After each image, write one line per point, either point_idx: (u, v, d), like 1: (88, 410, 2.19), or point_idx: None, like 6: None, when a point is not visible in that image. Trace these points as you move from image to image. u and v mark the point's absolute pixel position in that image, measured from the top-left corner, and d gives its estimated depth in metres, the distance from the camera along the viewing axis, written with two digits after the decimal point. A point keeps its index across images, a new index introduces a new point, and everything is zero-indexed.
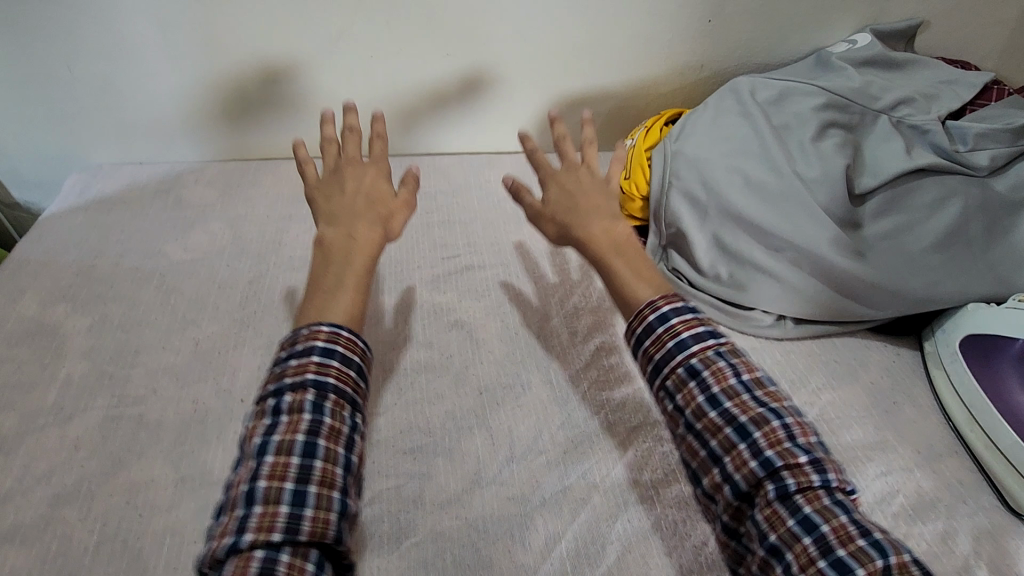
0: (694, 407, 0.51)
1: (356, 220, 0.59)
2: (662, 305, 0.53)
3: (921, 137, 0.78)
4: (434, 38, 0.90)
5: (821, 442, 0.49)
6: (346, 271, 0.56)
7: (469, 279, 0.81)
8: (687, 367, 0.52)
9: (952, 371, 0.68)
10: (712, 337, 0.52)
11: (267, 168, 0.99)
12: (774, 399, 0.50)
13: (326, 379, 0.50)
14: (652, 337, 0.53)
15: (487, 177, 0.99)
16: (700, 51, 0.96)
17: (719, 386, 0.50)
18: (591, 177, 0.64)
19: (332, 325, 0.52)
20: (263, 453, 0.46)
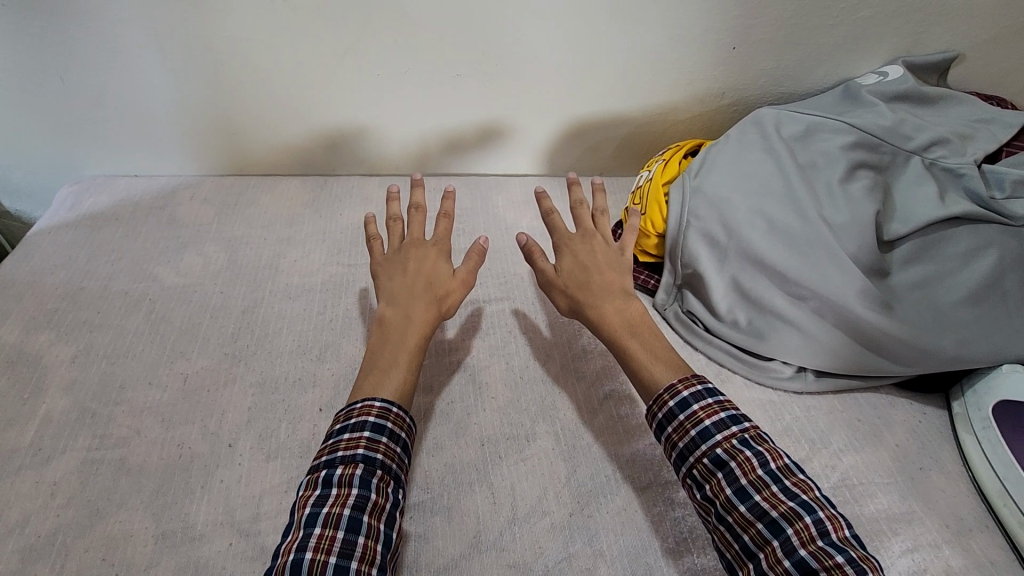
0: (723, 500, 0.52)
1: (414, 300, 0.65)
2: (681, 390, 0.57)
3: (953, 181, 0.75)
4: (448, 58, 0.86)
5: (854, 537, 0.50)
6: (398, 351, 0.62)
7: (475, 314, 0.78)
8: (716, 454, 0.54)
9: (984, 439, 0.64)
10: (734, 422, 0.55)
11: (269, 186, 0.96)
12: (803, 491, 0.51)
13: (375, 455, 0.54)
14: (675, 423, 0.57)
15: (495, 202, 0.95)
16: (722, 78, 0.92)
17: (747, 477, 0.52)
18: (606, 243, 0.71)
19: (385, 402, 0.57)
20: (313, 523, 0.49)
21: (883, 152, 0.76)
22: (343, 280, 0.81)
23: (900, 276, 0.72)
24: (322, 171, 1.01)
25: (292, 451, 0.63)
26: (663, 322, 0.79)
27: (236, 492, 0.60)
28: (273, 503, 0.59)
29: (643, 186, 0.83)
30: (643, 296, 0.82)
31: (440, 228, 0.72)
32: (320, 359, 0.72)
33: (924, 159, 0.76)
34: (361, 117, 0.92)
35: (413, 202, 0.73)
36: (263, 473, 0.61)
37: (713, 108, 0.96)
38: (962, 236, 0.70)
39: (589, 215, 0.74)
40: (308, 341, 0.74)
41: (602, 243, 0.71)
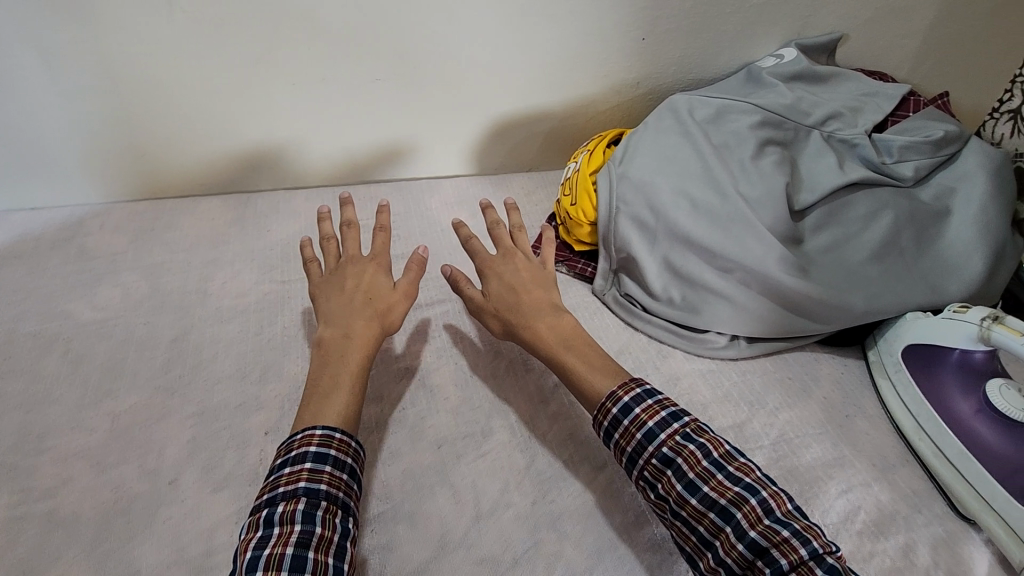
0: (675, 496, 0.54)
1: (353, 319, 0.64)
2: (621, 396, 0.59)
3: (851, 151, 0.82)
4: (367, 65, 0.85)
5: (798, 509, 0.52)
6: (340, 372, 0.60)
7: (420, 318, 0.77)
8: (661, 454, 0.56)
9: (897, 381, 0.70)
10: (673, 418, 0.57)
11: (189, 208, 0.91)
12: (746, 475, 0.53)
13: (318, 485, 0.51)
14: (620, 429, 0.58)
15: (429, 205, 0.95)
16: (636, 69, 0.96)
17: (693, 471, 0.54)
18: (529, 260, 0.72)
19: (325, 429, 0.55)
20: (253, 568, 0.47)
21: (785, 129, 0.82)
22: (278, 298, 0.79)
23: (812, 242, 0.78)
24: (243, 189, 0.96)
25: (241, 479, 0.60)
26: (604, 306, 0.82)
27: (184, 530, 0.56)
28: (226, 534, 0.57)
29: (572, 176, 0.85)
30: (583, 284, 0.84)
31: (376, 243, 0.71)
32: (262, 381, 0.69)
33: (823, 134, 0.83)
34: (279, 129, 0.89)
35: (346, 220, 0.72)
36: (211, 506, 0.58)
37: (630, 99, 1.00)
38: (859, 201, 0.78)
39: (508, 234, 0.75)
40: (247, 364, 0.71)
41: (524, 261, 0.72)
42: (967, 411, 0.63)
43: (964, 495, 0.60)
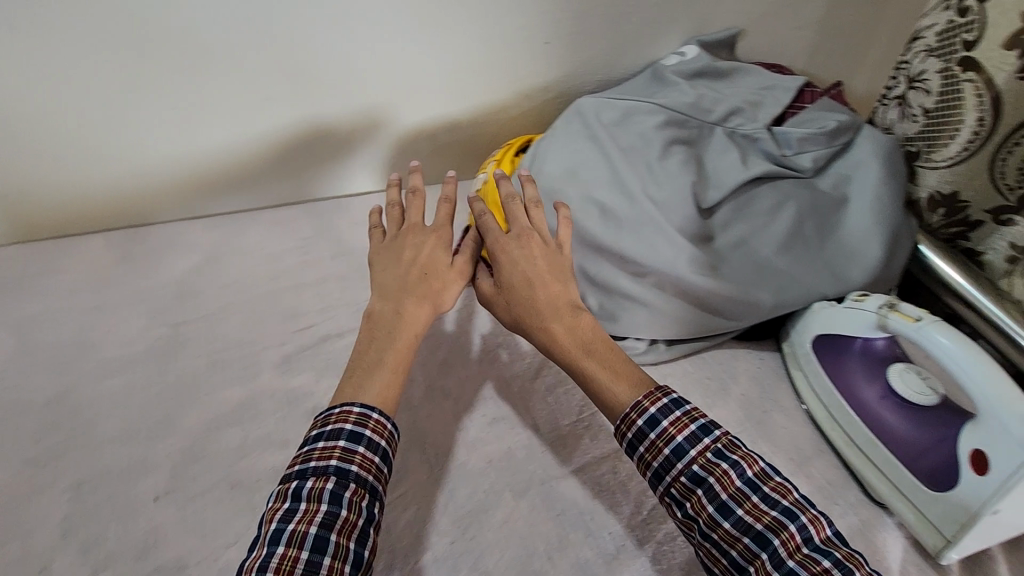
0: (705, 517, 0.51)
1: (405, 294, 0.62)
2: (647, 407, 0.55)
3: (751, 146, 0.82)
4: (255, 82, 0.80)
5: (837, 535, 0.50)
6: (392, 348, 0.59)
7: (328, 352, 0.72)
8: (689, 472, 0.52)
9: (809, 373, 0.71)
10: (702, 431, 0.53)
11: (65, 247, 0.82)
12: (783, 496, 0.50)
13: (349, 467, 0.50)
14: (647, 441, 0.54)
15: (338, 225, 0.90)
16: (542, 73, 0.94)
17: (727, 491, 0.51)
18: (547, 244, 0.67)
19: (363, 408, 0.53)
20: (276, 541, 0.46)
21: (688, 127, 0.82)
22: (170, 342, 0.72)
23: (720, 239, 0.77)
24: (130, 222, 0.88)
25: (127, 555, 0.55)
26: None
27: None
28: None
29: (480, 190, 0.83)
30: None
31: (441, 213, 0.70)
32: (152, 439, 0.63)
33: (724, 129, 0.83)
34: (165, 154, 0.83)
35: (410, 185, 0.71)
36: None
37: (539, 104, 0.98)
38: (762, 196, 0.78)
39: (524, 211, 0.69)
40: (134, 422, 0.64)
41: (538, 246, 0.66)
42: (873, 398, 0.65)
43: (876, 482, 0.61)
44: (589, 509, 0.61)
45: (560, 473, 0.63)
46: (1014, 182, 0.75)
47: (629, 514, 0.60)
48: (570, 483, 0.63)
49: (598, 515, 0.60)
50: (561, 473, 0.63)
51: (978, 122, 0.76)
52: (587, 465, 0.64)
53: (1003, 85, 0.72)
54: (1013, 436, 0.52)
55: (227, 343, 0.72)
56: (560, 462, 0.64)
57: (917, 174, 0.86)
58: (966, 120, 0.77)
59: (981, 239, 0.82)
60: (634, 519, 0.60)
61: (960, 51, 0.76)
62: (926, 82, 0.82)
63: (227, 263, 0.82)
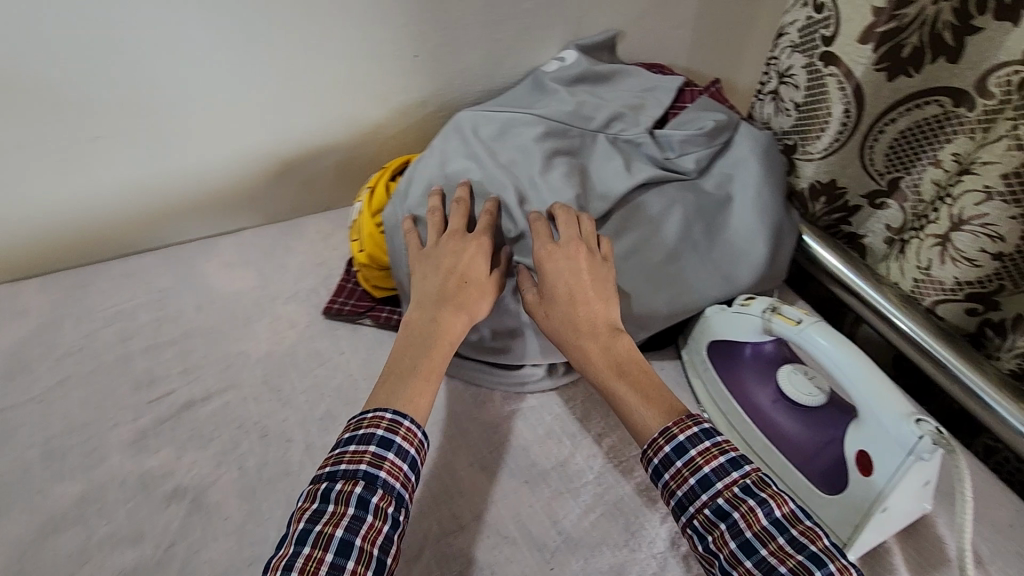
0: (727, 553, 0.49)
1: (441, 307, 0.63)
2: (675, 433, 0.54)
3: (634, 152, 0.81)
4: (86, 123, 0.73)
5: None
6: (429, 361, 0.60)
7: (190, 421, 0.64)
8: (715, 502, 0.51)
9: (708, 381, 0.70)
10: (731, 463, 0.53)
11: None
12: (810, 538, 0.48)
13: (378, 472, 0.51)
14: (673, 469, 0.54)
15: (204, 268, 0.81)
16: (417, 88, 0.89)
17: (751, 529, 0.49)
18: (591, 259, 0.66)
19: (395, 415, 0.55)
20: (303, 541, 0.47)
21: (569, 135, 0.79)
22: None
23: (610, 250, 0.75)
24: None
25: None
26: None
27: None
28: None
29: (356, 222, 0.77)
30: (390, 334, 0.75)
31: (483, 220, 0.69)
32: None
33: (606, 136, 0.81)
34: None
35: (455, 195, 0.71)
36: None
37: (420, 118, 0.93)
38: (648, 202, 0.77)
39: (572, 225, 0.68)
40: None
41: (589, 260, 0.65)
42: (766, 402, 0.64)
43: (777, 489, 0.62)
44: (488, 562, 0.57)
45: (457, 525, 0.59)
46: (882, 168, 0.78)
47: (532, 559, 0.57)
48: (467, 534, 0.58)
49: (497, 567, 0.56)
50: (457, 524, 0.59)
51: (844, 114, 0.77)
52: (486, 512, 0.60)
53: (862, 77, 0.73)
54: (892, 435, 0.52)
55: (69, 425, 0.63)
56: (456, 512, 0.60)
57: (796, 166, 0.87)
58: (834, 112, 0.78)
59: (861, 222, 0.85)
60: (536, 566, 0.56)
61: (820, 47, 0.77)
62: (794, 77, 0.82)
63: (70, 328, 0.72)
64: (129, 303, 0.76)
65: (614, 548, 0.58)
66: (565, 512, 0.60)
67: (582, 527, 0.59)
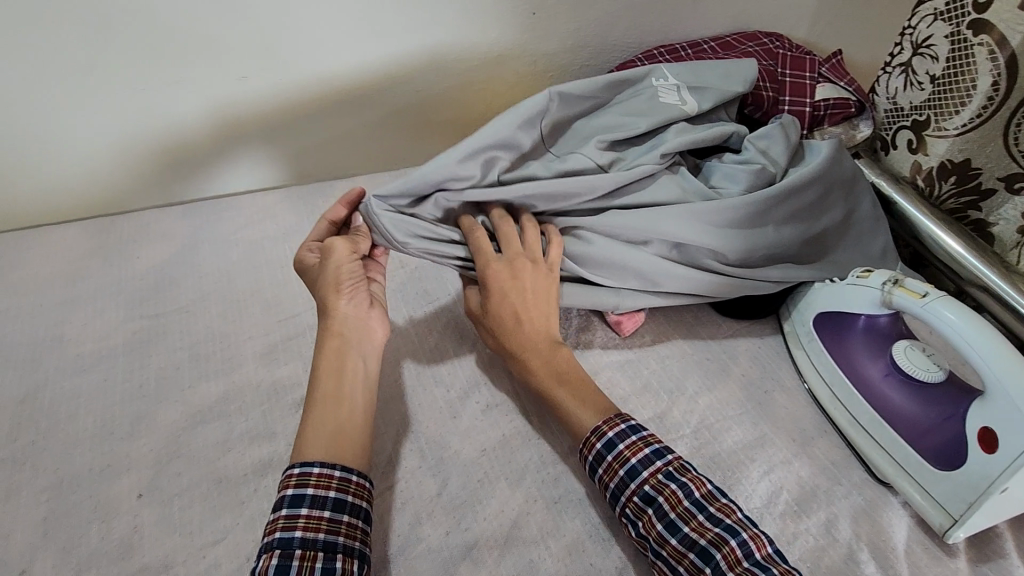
0: (655, 535, 0.52)
1: (340, 343, 0.60)
2: (606, 432, 0.57)
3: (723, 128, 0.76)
4: (225, 63, 0.76)
5: (777, 553, 0.51)
6: (326, 397, 0.57)
7: (312, 341, 0.70)
8: (632, 489, 0.54)
9: (812, 352, 0.69)
10: (653, 452, 0.55)
11: (33, 240, 0.79)
12: (722, 513, 0.52)
13: (292, 533, 0.49)
14: (604, 463, 0.56)
15: (321, 208, 0.87)
16: (529, 46, 0.91)
17: (675, 510, 0.52)
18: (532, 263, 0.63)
19: (302, 467, 0.52)
20: None
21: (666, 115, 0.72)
22: (149, 336, 0.69)
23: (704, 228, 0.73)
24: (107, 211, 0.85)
25: (108, 556, 0.53)
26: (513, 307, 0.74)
27: None
28: None
29: None
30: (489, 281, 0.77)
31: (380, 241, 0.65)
32: (130, 436, 0.61)
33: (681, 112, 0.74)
34: (128, 143, 0.79)
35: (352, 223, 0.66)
36: None
37: (526, 77, 0.95)
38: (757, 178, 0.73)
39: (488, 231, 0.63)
40: (112, 418, 0.62)
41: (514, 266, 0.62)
42: (874, 375, 0.64)
43: (883, 463, 0.60)
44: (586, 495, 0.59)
45: (556, 459, 0.62)
46: None
47: None
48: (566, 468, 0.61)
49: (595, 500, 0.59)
50: (556, 458, 0.62)
51: (991, 88, 0.72)
52: None
53: (1018, 46, 0.68)
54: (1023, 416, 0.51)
55: (208, 335, 0.70)
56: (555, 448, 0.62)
57: (926, 143, 0.82)
58: (980, 84, 0.73)
59: (993, 208, 0.78)
60: None
61: (971, 14, 0.72)
62: (933, 48, 0.78)
63: (205, 252, 0.80)
64: (254, 234, 0.82)
65: None
66: None
67: None
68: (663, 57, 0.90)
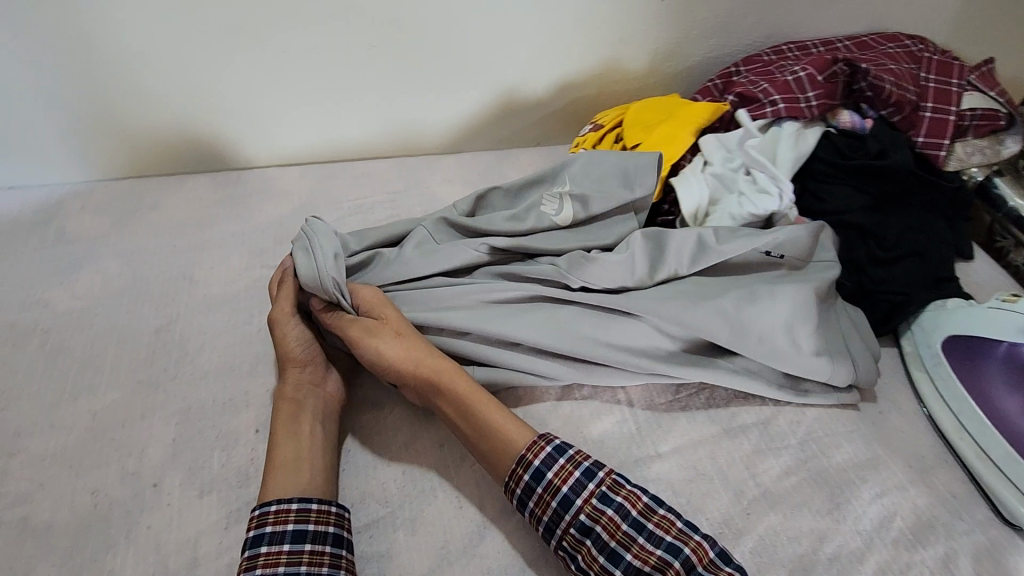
0: (597, 568, 0.49)
1: (297, 403, 0.59)
2: (533, 460, 0.53)
3: (619, 224, 0.71)
4: (360, 31, 0.80)
5: (721, 557, 0.48)
6: (276, 453, 0.56)
7: None
8: (566, 521, 0.51)
9: (937, 377, 0.65)
10: (582, 476, 0.52)
11: (169, 185, 0.85)
12: (661, 531, 0.49)
13: (252, 572, 0.48)
14: (535, 497, 0.52)
15: (430, 180, 0.88)
16: (653, 35, 0.89)
17: (615, 538, 0.49)
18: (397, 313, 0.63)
19: (258, 508, 0.51)
20: None
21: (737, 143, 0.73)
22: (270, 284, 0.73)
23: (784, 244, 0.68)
24: (234, 165, 0.91)
25: (229, 482, 0.57)
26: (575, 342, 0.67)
27: (167, 538, 0.53)
28: (212, 543, 0.53)
29: None
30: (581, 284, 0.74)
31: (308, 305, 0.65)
32: (251, 375, 0.65)
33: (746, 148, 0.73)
34: (263, 101, 0.84)
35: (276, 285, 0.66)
36: (196, 511, 0.55)
37: (645, 66, 0.93)
38: (670, 247, 0.67)
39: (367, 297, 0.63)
40: (236, 356, 0.66)
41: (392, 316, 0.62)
42: (1014, 410, 0.59)
43: (1014, 502, 0.56)
44: (684, 493, 0.57)
45: (654, 453, 0.60)
46: None
47: (729, 503, 0.57)
48: (664, 464, 0.59)
49: (693, 499, 0.57)
50: (653, 452, 0.60)
51: None
52: (682, 447, 0.61)
53: None
54: None
55: None
56: (654, 442, 0.61)
57: None
58: None
59: None
60: (731, 509, 0.57)
61: None
62: None
63: (321, 212, 0.83)
64: (366, 199, 0.85)
65: (816, 514, 0.56)
66: (764, 468, 0.60)
67: (782, 486, 0.58)
68: (794, 54, 0.87)
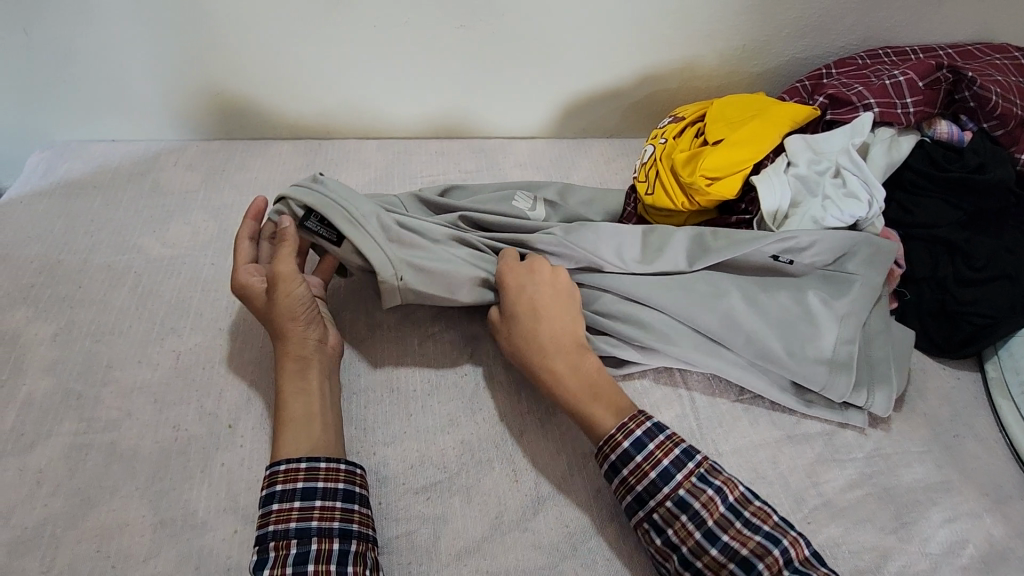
0: (691, 544, 0.49)
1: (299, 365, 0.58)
2: (634, 428, 0.53)
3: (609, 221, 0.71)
4: (454, 13, 0.81)
5: (816, 556, 0.49)
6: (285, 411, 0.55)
7: None
8: (663, 493, 0.51)
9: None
10: (683, 453, 0.52)
11: (256, 148, 0.89)
12: (761, 519, 0.50)
13: (265, 529, 0.49)
14: (632, 465, 0.52)
15: (502, 164, 0.89)
16: (742, 31, 0.88)
17: (712, 517, 0.49)
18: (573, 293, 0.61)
19: (270, 467, 0.52)
20: None
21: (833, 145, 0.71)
22: None
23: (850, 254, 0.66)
24: (315, 135, 0.94)
25: None
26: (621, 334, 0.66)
27: (238, 477, 0.56)
28: None
29: (646, 165, 0.78)
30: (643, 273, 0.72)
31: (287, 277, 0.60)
32: None
33: (840, 152, 0.71)
34: (352, 75, 0.87)
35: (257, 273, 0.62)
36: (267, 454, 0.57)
37: (730, 62, 0.92)
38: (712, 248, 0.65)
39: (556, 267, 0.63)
40: None
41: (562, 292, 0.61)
42: None
43: None
44: None
45: (713, 451, 0.59)
46: None
47: (788, 509, 0.56)
48: (723, 463, 0.58)
49: None
50: (713, 450, 0.59)
51: None
52: (743, 449, 0.59)
53: None
54: None
55: None
56: (714, 441, 0.60)
57: None
58: None
59: None
60: (790, 516, 0.55)
61: None
62: None
63: (395, 185, 0.85)
64: (438, 176, 0.87)
65: (880, 531, 0.54)
66: (827, 479, 0.58)
67: (846, 499, 0.56)
68: (889, 58, 0.85)
